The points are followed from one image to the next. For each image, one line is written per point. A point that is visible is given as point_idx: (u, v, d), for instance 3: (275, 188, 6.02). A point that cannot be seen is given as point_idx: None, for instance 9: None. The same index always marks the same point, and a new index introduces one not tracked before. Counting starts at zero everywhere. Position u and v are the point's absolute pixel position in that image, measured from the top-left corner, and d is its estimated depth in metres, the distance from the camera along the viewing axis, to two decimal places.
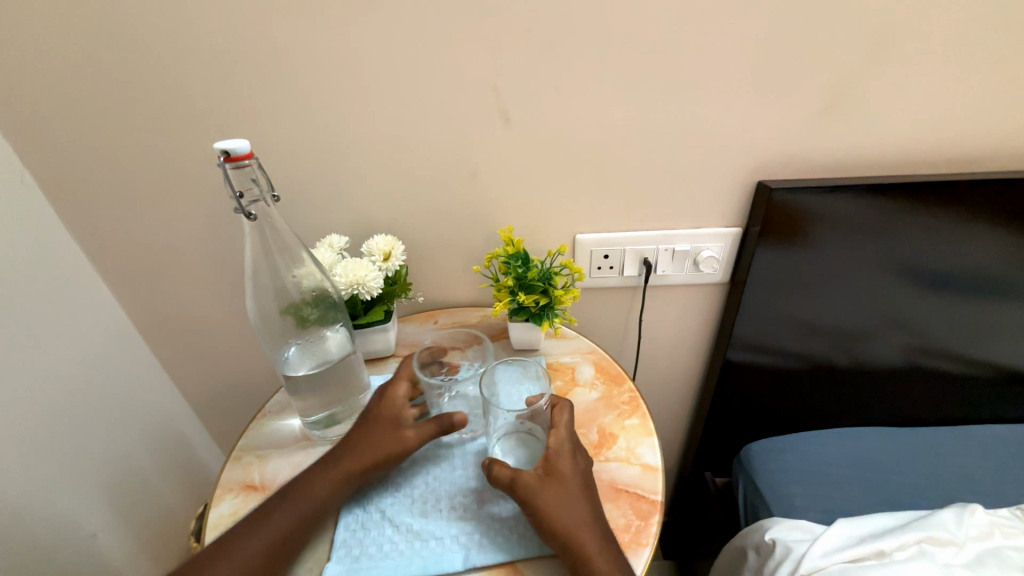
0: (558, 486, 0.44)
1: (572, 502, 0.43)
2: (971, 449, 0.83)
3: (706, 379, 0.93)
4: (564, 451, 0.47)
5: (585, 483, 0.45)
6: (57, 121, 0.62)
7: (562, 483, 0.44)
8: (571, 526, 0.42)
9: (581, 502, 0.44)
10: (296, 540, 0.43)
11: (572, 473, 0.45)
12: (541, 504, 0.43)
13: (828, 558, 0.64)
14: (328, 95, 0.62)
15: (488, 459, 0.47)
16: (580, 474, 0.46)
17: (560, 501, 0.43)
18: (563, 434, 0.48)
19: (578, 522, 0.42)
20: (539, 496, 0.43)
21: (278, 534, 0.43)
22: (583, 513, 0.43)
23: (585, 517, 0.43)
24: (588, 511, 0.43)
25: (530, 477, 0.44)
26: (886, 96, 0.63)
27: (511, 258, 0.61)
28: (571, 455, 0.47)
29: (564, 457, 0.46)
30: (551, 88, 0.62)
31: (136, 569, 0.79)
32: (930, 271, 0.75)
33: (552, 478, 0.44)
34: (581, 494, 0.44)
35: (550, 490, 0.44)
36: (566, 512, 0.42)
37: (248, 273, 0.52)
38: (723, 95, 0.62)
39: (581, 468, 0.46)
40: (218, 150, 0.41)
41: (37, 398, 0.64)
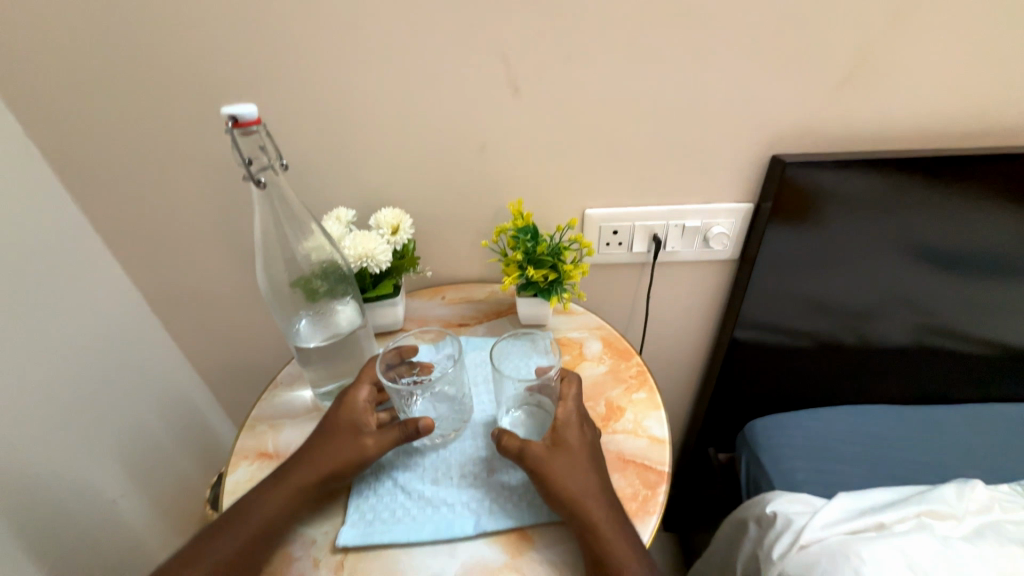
0: (566, 457, 0.44)
1: (580, 473, 0.43)
2: (975, 426, 0.84)
3: (712, 356, 0.94)
4: (572, 423, 0.47)
5: (594, 454, 0.46)
6: (61, 92, 0.61)
7: (569, 453, 0.45)
8: (580, 495, 0.42)
9: (589, 472, 0.44)
10: (271, 542, 0.43)
11: (580, 444, 0.46)
12: (549, 473, 0.43)
13: (828, 529, 0.65)
14: (334, 64, 0.60)
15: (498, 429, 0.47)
16: (588, 445, 0.46)
17: (568, 471, 0.43)
18: (571, 406, 0.48)
19: (586, 491, 0.43)
20: (548, 466, 0.44)
21: (251, 537, 0.42)
22: (591, 482, 0.43)
23: (593, 486, 0.43)
24: (596, 480, 0.44)
25: (538, 448, 0.45)
26: (910, 65, 0.60)
27: (520, 233, 0.61)
28: (579, 427, 0.47)
29: (573, 428, 0.46)
30: (561, 56, 0.60)
31: (156, 533, 0.82)
32: (942, 249, 0.74)
33: (560, 449, 0.45)
34: (589, 464, 0.45)
35: (559, 461, 0.44)
36: (574, 482, 0.43)
37: (258, 244, 0.52)
38: (740, 64, 0.60)
39: (589, 440, 0.47)
40: (226, 115, 0.41)
41: (53, 369, 0.66)
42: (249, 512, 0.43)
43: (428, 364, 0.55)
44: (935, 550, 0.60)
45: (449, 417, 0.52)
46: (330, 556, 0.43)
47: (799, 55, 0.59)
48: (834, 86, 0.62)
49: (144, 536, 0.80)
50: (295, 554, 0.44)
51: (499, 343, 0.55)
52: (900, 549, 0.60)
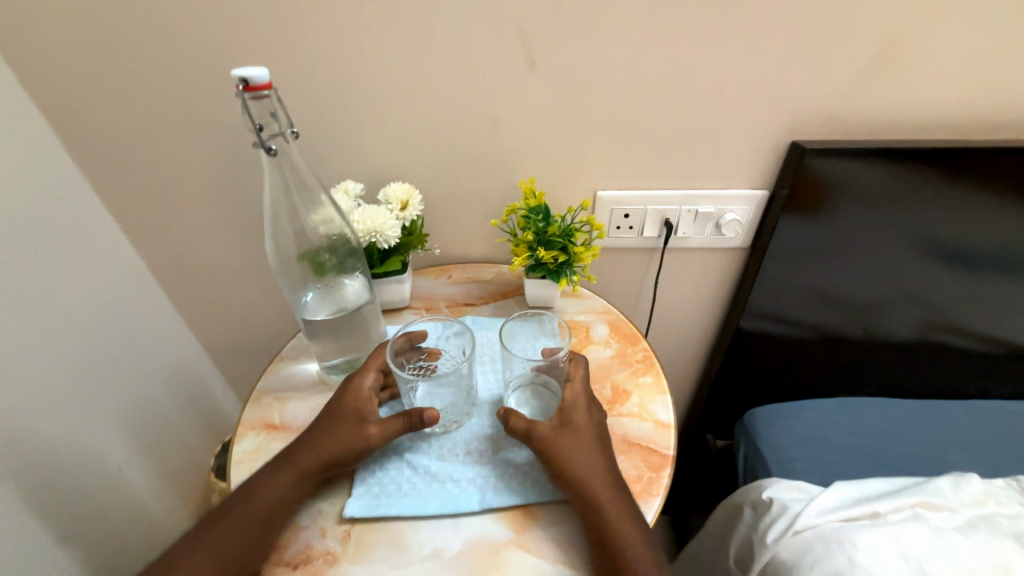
0: (573, 438, 0.44)
1: (586, 453, 0.44)
2: (974, 422, 0.84)
3: (715, 344, 0.94)
4: (580, 404, 0.47)
5: (600, 435, 0.46)
6: (63, 51, 0.59)
7: (576, 434, 0.45)
8: (586, 475, 0.42)
9: (595, 453, 0.44)
10: (276, 526, 0.42)
11: (587, 425, 0.46)
12: (556, 453, 0.44)
13: (823, 517, 0.66)
14: (345, 30, 0.58)
15: (504, 409, 0.47)
16: (594, 427, 0.46)
17: (575, 452, 0.44)
18: (579, 387, 0.48)
19: (592, 472, 0.43)
20: (554, 446, 0.44)
21: (257, 520, 0.42)
22: (598, 463, 0.43)
23: (599, 467, 0.43)
24: (602, 461, 0.44)
25: (545, 428, 0.45)
26: (943, 50, 0.58)
27: (531, 212, 0.60)
28: (586, 409, 0.47)
29: (580, 409, 0.46)
30: (581, 29, 0.58)
31: (160, 499, 0.84)
32: (956, 244, 0.73)
33: (567, 429, 0.45)
34: (596, 445, 0.45)
35: (565, 441, 0.44)
36: (581, 462, 0.43)
37: (267, 214, 0.51)
38: (765, 44, 0.58)
39: (596, 421, 0.47)
40: (236, 77, 0.39)
41: (59, 335, 0.66)
42: (252, 497, 0.43)
43: (436, 351, 0.55)
44: (928, 540, 0.61)
45: (454, 406, 0.51)
46: (337, 526, 0.44)
47: (827, 36, 0.57)
48: (861, 71, 0.60)
49: (149, 502, 0.81)
50: (303, 522, 0.44)
51: (508, 323, 0.54)
52: (893, 539, 0.61)
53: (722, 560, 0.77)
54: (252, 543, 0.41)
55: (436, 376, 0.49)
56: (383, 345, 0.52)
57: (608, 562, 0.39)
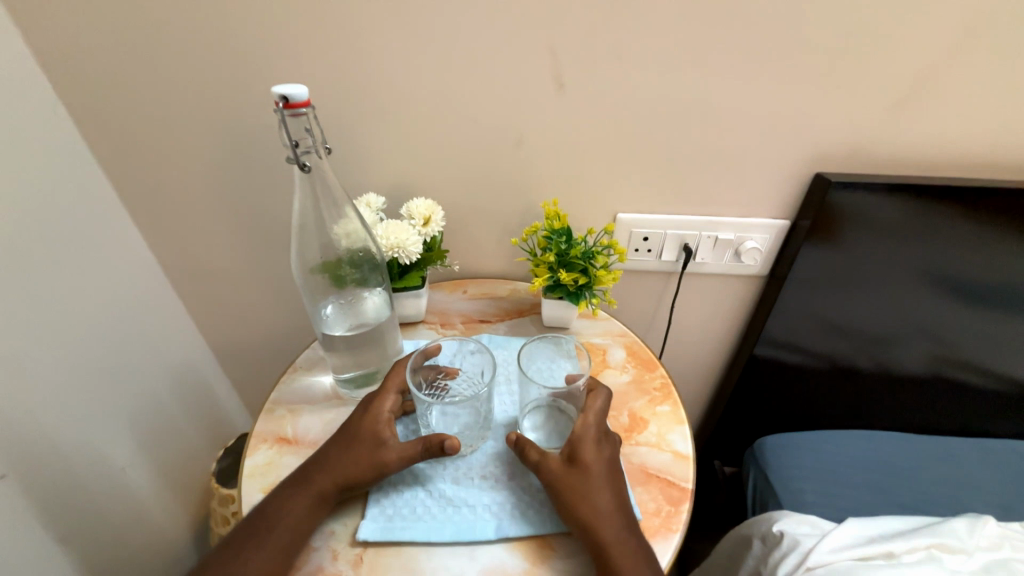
0: (582, 474, 0.43)
1: (596, 492, 0.43)
2: (990, 462, 0.83)
3: (727, 370, 0.93)
4: (591, 438, 0.45)
5: (612, 472, 0.45)
6: (96, 53, 0.60)
7: (586, 471, 0.43)
8: (594, 515, 0.41)
9: (605, 493, 0.43)
10: (294, 548, 0.42)
11: (598, 462, 0.44)
12: (564, 489, 0.43)
13: (836, 554, 0.64)
14: (376, 46, 0.59)
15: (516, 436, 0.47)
16: (606, 463, 0.45)
17: (583, 489, 0.42)
18: (592, 420, 0.46)
19: (601, 512, 0.42)
20: (562, 482, 0.43)
21: (276, 542, 0.41)
22: (608, 503, 0.42)
23: (608, 507, 0.42)
24: (612, 501, 0.43)
25: (554, 461, 0.44)
26: (974, 89, 0.58)
27: (554, 234, 0.60)
28: (598, 443, 0.45)
29: (591, 444, 0.45)
30: (609, 54, 0.58)
31: (160, 503, 0.82)
32: (976, 281, 0.72)
33: (577, 465, 0.44)
34: (606, 483, 0.43)
35: (574, 478, 0.43)
36: (590, 501, 0.42)
37: (294, 226, 0.51)
38: (792, 76, 0.58)
39: (608, 458, 0.45)
40: (277, 94, 0.40)
41: (70, 333, 0.65)
42: (271, 517, 0.42)
43: (455, 370, 0.55)
44: None
45: (471, 430, 0.50)
46: (349, 549, 0.43)
47: (854, 72, 0.58)
48: (888, 107, 0.60)
49: (149, 505, 0.80)
50: (314, 543, 0.44)
51: (529, 343, 0.54)
52: None
53: None
54: (269, 570, 0.40)
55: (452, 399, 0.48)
56: (402, 365, 0.51)
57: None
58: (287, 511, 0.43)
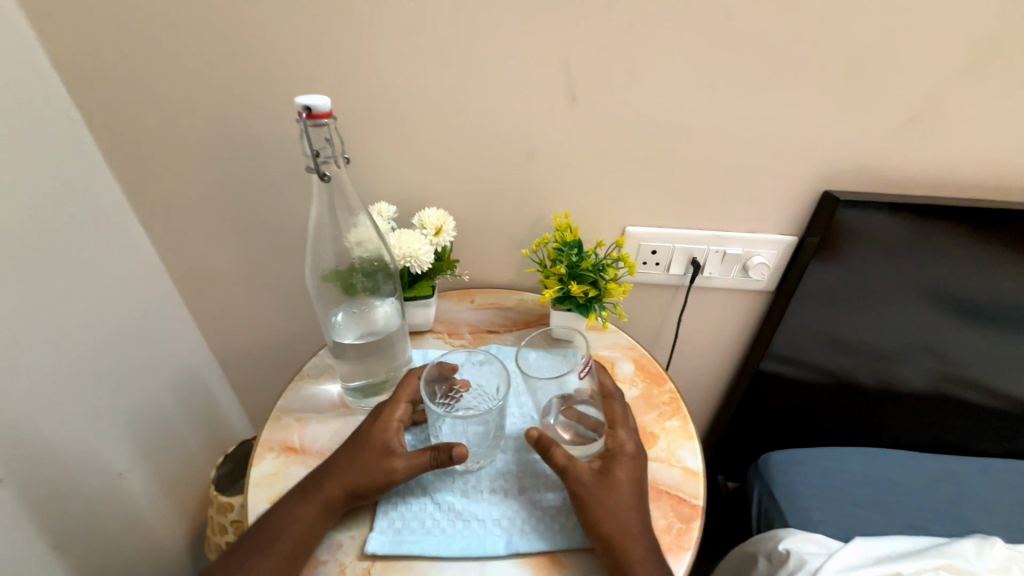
0: (613, 488, 0.43)
1: (625, 507, 0.42)
2: (996, 482, 0.82)
3: (732, 385, 0.93)
4: (623, 452, 0.46)
5: (640, 489, 0.44)
6: (114, 60, 0.61)
7: (615, 484, 0.44)
8: (622, 529, 0.41)
9: (633, 509, 0.43)
10: (299, 559, 0.41)
11: (629, 477, 0.44)
12: (594, 501, 0.42)
13: (843, 574, 0.63)
14: (393, 58, 0.60)
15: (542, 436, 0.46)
16: (635, 480, 0.45)
17: (614, 502, 0.42)
18: (623, 434, 0.48)
19: (628, 528, 0.41)
20: (591, 493, 0.43)
21: (282, 553, 0.41)
22: (635, 520, 0.42)
23: (635, 525, 0.42)
24: (638, 520, 0.42)
25: (586, 471, 0.44)
26: (980, 112, 0.59)
27: (565, 246, 0.60)
28: (630, 458, 0.46)
29: (623, 458, 0.46)
30: (621, 72, 0.59)
31: (157, 510, 0.81)
32: (980, 301, 0.73)
33: (608, 477, 0.44)
34: (635, 499, 0.43)
35: (604, 490, 0.43)
36: (616, 516, 0.42)
37: (310, 233, 0.51)
38: (800, 95, 0.59)
39: (637, 474, 0.45)
40: (300, 105, 0.41)
41: (72, 336, 0.65)
42: (278, 526, 0.42)
43: (468, 384, 0.54)
44: None
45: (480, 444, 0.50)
46: (356, 562, 0.43)
47: (862, 93, 0.59)
48: (896, 127, 0.61)
49: (145, 512, 0.78)
50: (321, 556, 0.43)
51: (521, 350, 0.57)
52: None
53: None
54: None
55: (465, 413, 0.47)
56: (417, 374, 0.52)
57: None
58: (293, 521, 0.42)
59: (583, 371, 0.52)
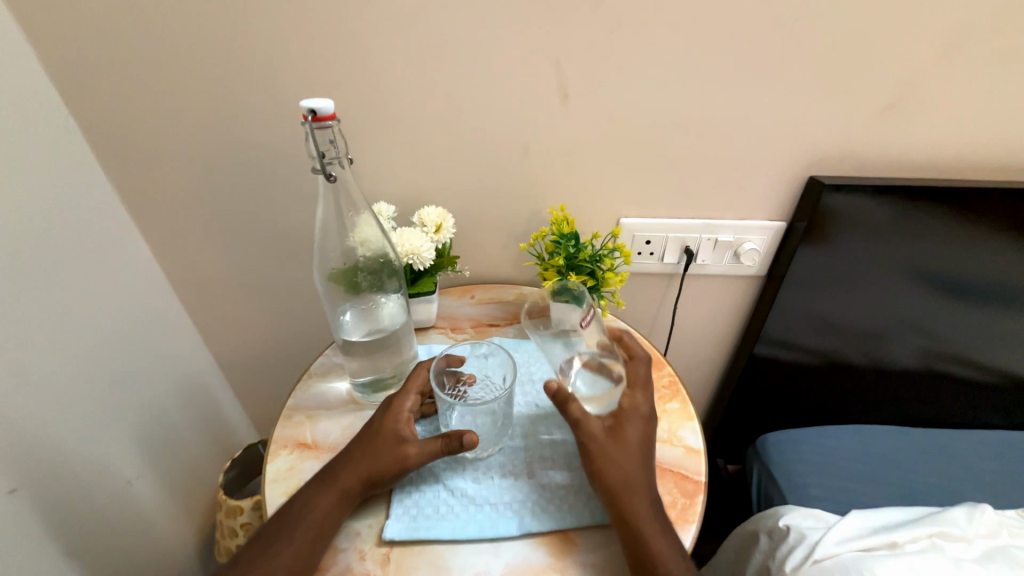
0: (623, 446, 0.45)
1: (632, 464, 0.45)
2: (983, 452, 0.85)
3: (728, 369, 0.95)
4: (635, 413, 0.48)
5: (648, 449, 0.47)
6: (111, 72, 0.62)
7: (626, 444, 0.46)
8: (627, 483, 0.44)
9: (640, 466, 0.45)
10: (320, 548, 0.42)
11: (638, 438, 0.47)
12: (604, 456, 0.45)
13: (841, 546, 0.65)
14: (388, 60, 0.61)
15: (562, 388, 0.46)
16: (645, 441, 0.47)
17: (623, 459, 0.45)
18: (638, 396, 0.50)
19: (633, 483, 0.44)
20: (601, 448, 0.45)
21: (303, 541, 0.42)
22: (640, 476, 0.44)
23: (640, 483, 0.44)
24: (643, 478, 0.45)
25: (598, 428, 0.46)
26: (954, 96, 0.61)
27: (562, 238, 0.62)
28: (641, 420, 0.48)
29: (633, 419, 0.48)
30: (610, 67, 0.61)
31: (166, 516, 0.82)
32: (963, 277, 0.75)
33: (619, 435, 0.46)
34: (641, 460, 0.46)
35: (614, 447, 0.45)
36: (625, 472, 0.44)
37: (317, 234, 0.53)
38: (782, 85, 0.61)
39: (646, 436, 0.47)
40: (305, 108, 0.42)
41: (76, 346, 0.65)
42: (297, 517, 0.43)
43: (473, 377, 0.56)
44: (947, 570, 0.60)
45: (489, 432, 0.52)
46: (375, 549, 0.44)
47: (842, 81, 0.61)
48: (875, 113, 0.63)
49: (155, 519, 0.79)
50: (340, 544, 0.44)
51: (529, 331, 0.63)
52: (913, 568, 0.60)
53: None
54: (297, 569, 0.41)
55: (473, 401, 0.49)
56: (425, 367, 0.53)
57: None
58: (312, 511, 0.43)
59: (586, 321, 0.58)
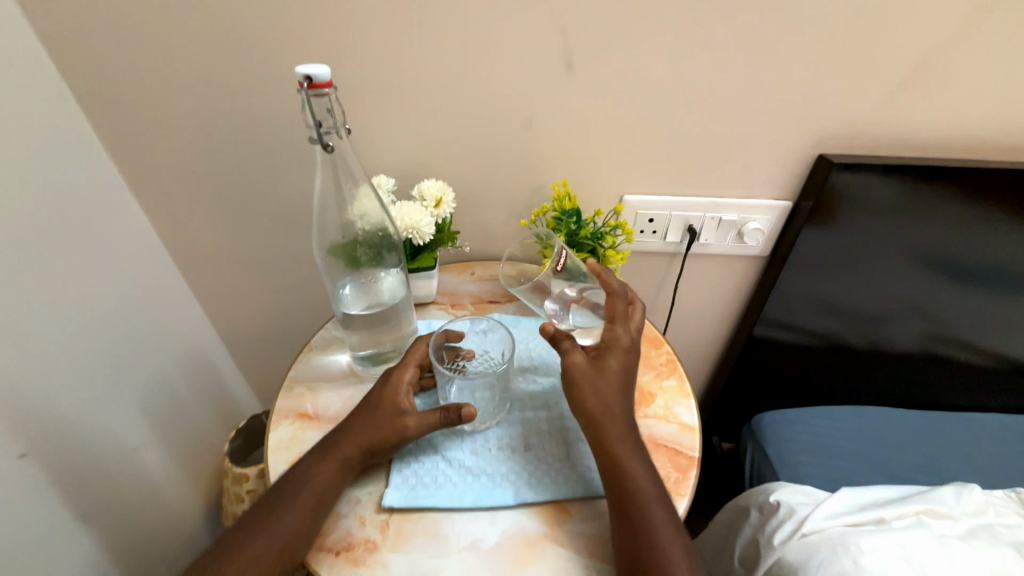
0: (603, 376, 0.48)
1: (610, 392, 0.47)
2: (975, 434, 0.86)
3: (727, 349, 0.96)
4: (616, 345, 0.50)
5: (627, 381, 0.49)
6: (103, 36, 0.59)
7: (606, 376, 0.48)
8: (606, 411, 0.46)
9: (619, 395, 0.47)
10: (321, 513, 0.43)
11: (618, 369, 0.49)
12: (585, 386, 0.47)
13: (830, 521, 0.67)
14: (388, 26, 0.59)
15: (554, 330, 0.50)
16: (625, 373, 0.49)
17: (603, 387, 0.47)
18: (618, 330, 0.51)
19: (611, 410, 0.46)
20: (583, 378, 0.48)
21: (306, 506, 0.43)
22: (619, 405, 0.47)
23: (618, 410, 0.47)
24: (622, 407, 0.47)
25: (581, 360, 0.48)
26: (974, 72, 0.59)
27: (564, 214, 0.62)
28: (621, 353, 0.50)
29: (614, 351, 0.50)
30: (619, 37, 0.59)
31: (174, 482, 0.84)
32: (968, 261, 0.75)
33: (600, 366, 0.48)
34: (620, 390, 0.48)
35: (595, 377, 0.48)
36: (605, 403, 0.46)
37: (315, 206, 0.53)
38: (797, 58, 0.59)
39: (626, 369, 0.50)
40: (301, 75, 0.41)
41: (79, 316, 0.66)
42: (298, 484, 0.44)
43: (471, 352, 0.57)
44: (931, 546, 0.62)
45: (487, 405, 0.53)
46: (375, 516, 0.45)
47: (859, 55, 0.59)
48: (891, 89, 0.61)
49: (163, 485, 0.82)
50: (341, 511, 0.46)
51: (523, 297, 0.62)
52: (898, 543, 0.62)
53: (725, 561, 0.78)
54: (300, 533, 0.42)
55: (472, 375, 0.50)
56: (424, 341, 0.53)
57: (615, 495, 0.43)
58: (314, 479, 0.45)
59: (560, 264, 0.58)
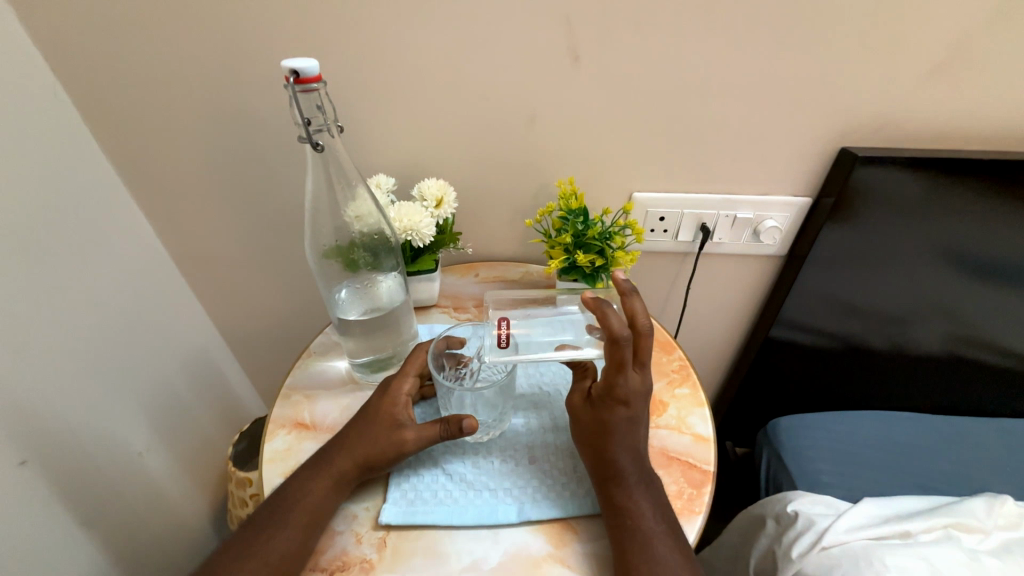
0: (603, 427, 0.44)
1: (608, 444, 0.43)
2: (1005, 442, 0.82)
3: (742, 352, 0.92)
4: (615, 393, 0.43)
5: (631, 426, 0.44)
6: (97, 35, 0.58)
7: (602, 427, 0.44)
8: (607, 464, 0.43)
9: (619, 446, 0.43)
10: (314, 533, 0.42)
11: (617, 419, 0.43)
12: (585, 433, 0.45)
13: (852, 533, 0.63)
14: (384, 20, 0.57)
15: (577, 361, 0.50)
16: (627, 419, 0.44)
17: (600, 438, 0.44)
18: (614, 378, 0.43)
19: (609, 462, 0.43)
20: (580, 425, 0.46)
21: (298, 526, 0.41)
22: (620, 454, 0.43)
23: (617, 461, 0.43)
24: (624, 455, 0.43)
25: (577, 406, 0.46)
26: (1013, 57, 0.55)
27: (570, 214, 0.59)
28: (621, 401, 0.43)
29: (612, 400, 0.44)
30: (628, 25, 0.56)
31: (178, 486, 0.84)
32: (998, 260, 0.70)
33: (596, 416, 0.44)
34: (622, 439, 0.43)
35: (591, 426, 0.45)
36: (604, 452, 0.43)
37: (309, 207, 0.51)
38: (817, 43, 0.56)
39: (631, 415, 0.44)
40: (287, 69, 0.39)
41: (80, 320, 0.65)
42: (292, 500, 0.42)
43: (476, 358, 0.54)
44: (961, 563, 0.58)
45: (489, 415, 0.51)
46: (371, 533, 0.43)
47: (884, 39, 0.55)
48: (920, 77, 0.57)
49: (167, 489, 0.81)
50: (337, 527, 0.44)
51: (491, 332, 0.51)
52: (925, 559, 0.58)
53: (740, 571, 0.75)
54: (291, 552, 0.40)
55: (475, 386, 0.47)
56: (424, 348, 0.52)
57: (616, 543, 0.40)
58: (307, 495, 0.43)
59: (504, 339, 0.49)
